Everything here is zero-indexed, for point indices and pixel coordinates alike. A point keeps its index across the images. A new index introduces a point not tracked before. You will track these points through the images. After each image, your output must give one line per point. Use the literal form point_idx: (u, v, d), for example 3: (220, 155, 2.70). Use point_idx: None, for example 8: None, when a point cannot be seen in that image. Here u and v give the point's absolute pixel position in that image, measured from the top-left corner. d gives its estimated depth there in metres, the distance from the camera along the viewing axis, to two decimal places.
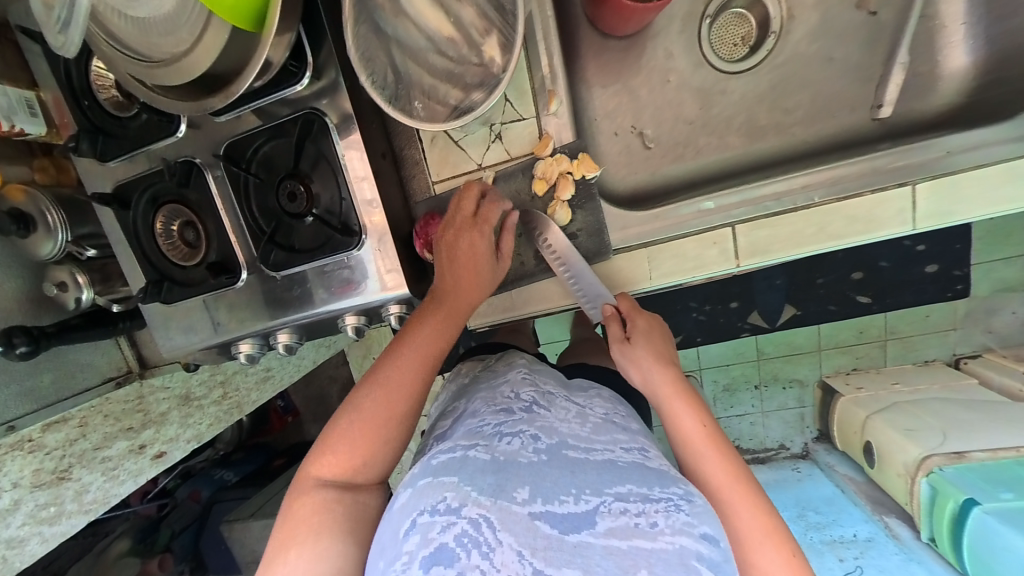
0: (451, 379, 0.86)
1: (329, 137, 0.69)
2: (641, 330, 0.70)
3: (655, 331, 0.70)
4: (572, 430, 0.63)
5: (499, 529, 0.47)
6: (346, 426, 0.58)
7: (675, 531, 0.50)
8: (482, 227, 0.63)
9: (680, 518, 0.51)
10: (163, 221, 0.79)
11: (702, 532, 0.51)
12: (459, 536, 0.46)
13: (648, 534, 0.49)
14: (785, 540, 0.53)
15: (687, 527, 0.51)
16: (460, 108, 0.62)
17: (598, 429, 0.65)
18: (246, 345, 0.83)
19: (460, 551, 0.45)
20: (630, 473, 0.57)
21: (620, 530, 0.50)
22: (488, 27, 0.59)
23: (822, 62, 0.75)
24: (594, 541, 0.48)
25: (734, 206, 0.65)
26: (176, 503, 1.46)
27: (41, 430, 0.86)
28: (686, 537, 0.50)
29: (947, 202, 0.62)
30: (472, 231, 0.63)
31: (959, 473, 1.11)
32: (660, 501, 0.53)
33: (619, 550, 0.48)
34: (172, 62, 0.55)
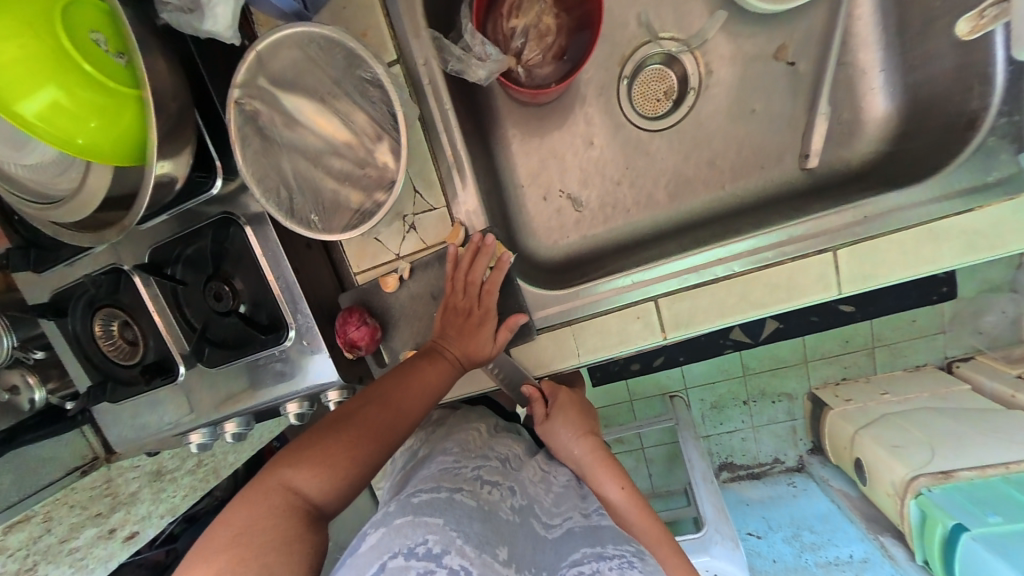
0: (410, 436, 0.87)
1: (244, 237, 0.70)
2: (563, 403, 0.81)
3: (572, 406, 0.81)
4: (539, 499, 0.71)
5: None
6: (317, 449, 0.55)
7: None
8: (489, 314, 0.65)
9: (632, 574, 0.57)
10: (102, 326, 0.79)
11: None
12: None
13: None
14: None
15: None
16: (362, 211, 0.60)
17: (559, 499, 0.73)
18: (196, 434, 0.84)
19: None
20: (583, 538, 0.64)
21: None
22: (379, 131, 0.58)
23: (746, 115, 0.73)
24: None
25: (651, 281, 0.64)
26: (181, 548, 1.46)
27: (4, 531, 0.89)
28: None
29: (865, 268, 0.60)
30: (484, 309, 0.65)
31: (946, 494, 1.07)
32: (613, 559, 0.59)
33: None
34: (67, 199, 0.55)
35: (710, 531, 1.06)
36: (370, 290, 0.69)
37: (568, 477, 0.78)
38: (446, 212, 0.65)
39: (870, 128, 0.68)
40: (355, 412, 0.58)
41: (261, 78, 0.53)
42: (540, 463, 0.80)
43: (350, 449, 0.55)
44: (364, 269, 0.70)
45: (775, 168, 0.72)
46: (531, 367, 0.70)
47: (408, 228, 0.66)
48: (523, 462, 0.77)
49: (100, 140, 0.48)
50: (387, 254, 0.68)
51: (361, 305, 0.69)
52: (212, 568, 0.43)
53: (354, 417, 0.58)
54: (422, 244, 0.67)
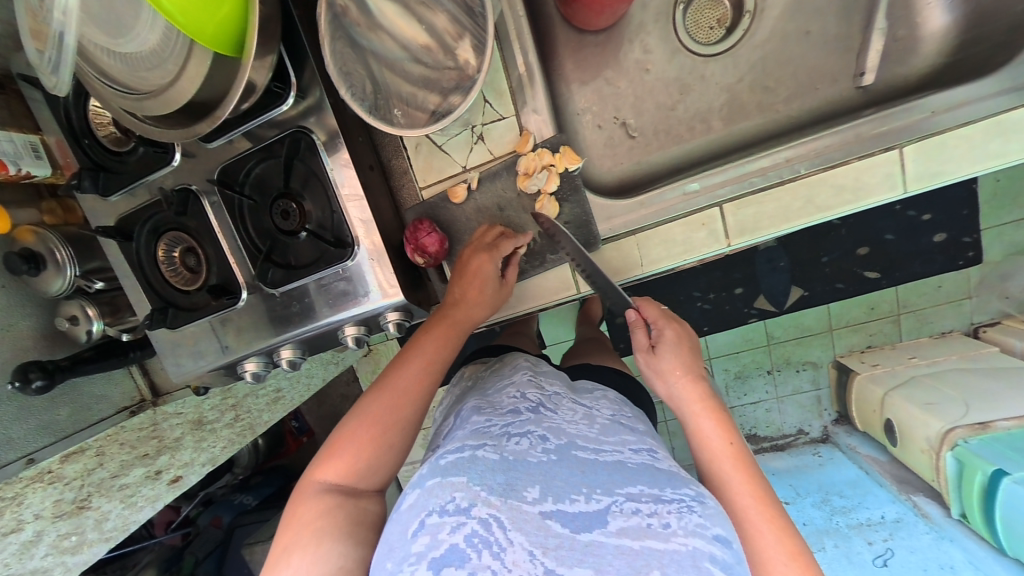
0: (453, 384, 0.87)
1: (316, 152, 0.72)
2: (668, 340, 0.73)
3: (682, 341, 0.73)
4: (580, 430, 0.62)
5: (509, 529, 0.46)
6: (341, 442, 0.59)
7: (688, 532, 0.47)
8: (493, 254, 0.66)
9: (693, 519, 0.48)
10: (164, 249, 0.81)
11: (715, 534, 0.47)
12: (470, 536, 0.45)
13: (661, 535, 0.46)
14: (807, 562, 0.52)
15: (700, 529, 0.48)
16: (439, 112, 0.63)
17: (607, 431, 0.64)
18: (252, 362, 0.84)
19: (470, 552, 0.44)
20: (640, 474, 0.55)
21: (631, 530, 0.47)
22: (461, 31, 0.60)
23: (801, 37, 0.74)
24: (605, 541, 0.46)
25: (722, 184, 0.65)
26: (200, 530, 1.45)
27: (60, 461, 0.87)
28: (699, 539, 0.46)
29: (934, 164, 0.61)
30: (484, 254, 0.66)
31: (983, 445, 1.08)
32: (671, 501, 0.50)
33: (631, 550, 0.45)
34: (159, 93, 0.58)
35: None
36: (437, 203, 0.71)
37: (614, 410, 0.71)
38: (516, 121, 0.67)
39: (924, 46, 0.70)
40: (369, 398, 0.61)
41: None
42: (578, 402, 0.72)
43: (361, 436, 0.58)
44: (431, 183, 0.72)
45: (829, 89, 0.74)
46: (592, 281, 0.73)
47: (478, 138, 0.68)
48: (560, 403, 0.69)
49: (207, 20, 0.50)
50: (455, 166, 0.70)
51: (429, 217, 0.71)
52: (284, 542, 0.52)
53: (368, 406, 0.60)
54: (490, 155, 0.69)
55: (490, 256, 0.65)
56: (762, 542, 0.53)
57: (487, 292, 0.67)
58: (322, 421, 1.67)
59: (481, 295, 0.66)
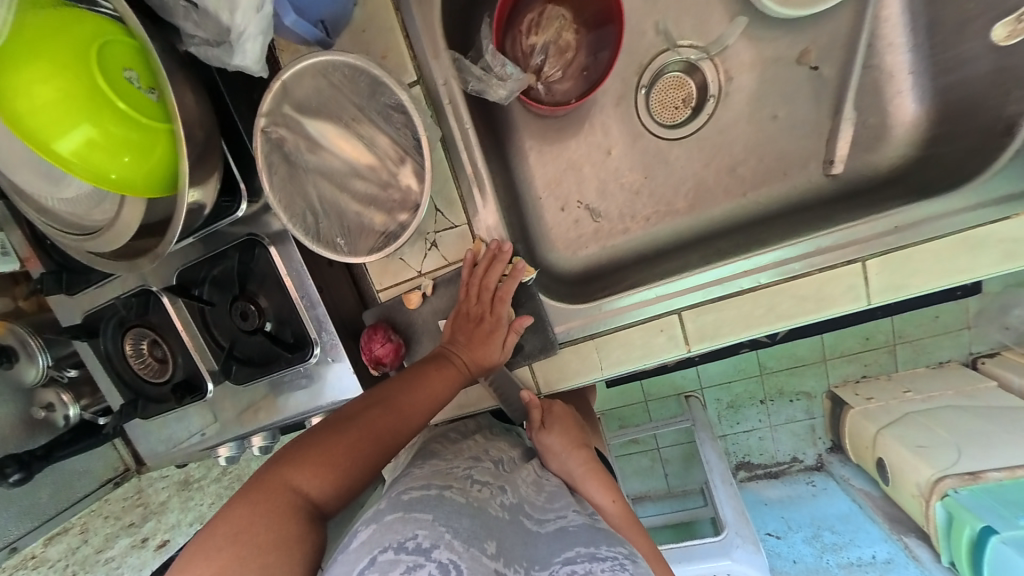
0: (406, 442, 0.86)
1: (269, 257, 0.72)
2: (555, 416, 0.77)
3: (567, 418, 0.78)
4: (529, 496, 0.65)
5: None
6: (323, 449, 0.52)
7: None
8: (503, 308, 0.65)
9: (626, 575, 0.50)
10: (132, 343, 0.81)
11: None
12: None
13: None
14: None
15: None
16: (386, 233, 0.61)
17: (552, 499, 0.67)
18: (225, 448, 0.85)
19: None
20: (578, 536, 0.58)
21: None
22: (402, 153, 0.59)
23: (768, 121, 0.72)
24: None
25: (678, 293, 0.64)
26: None
27: (42, 545, 0.94)
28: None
29: (900, 276, 0.58)
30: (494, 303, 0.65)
31: (973, 497, 1.05)
32: (605, 559, 0.52)
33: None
34: (105, 228, 0.56)
35: (731, 534, 1.06)
36: (394, 306, 0.70)
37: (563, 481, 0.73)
38: (468, 229, 0.66)
39: (897, 132, 0.67)
40: (365, 411, 0.57)
41: (286, 105, 0.54)
42: (532, 464, 0.74)
43: (348, 450, 0.53)
44: (387, 286, 0.70)
45: (799, 175, 0.71)
46: (551, 382, 0.71)
47: (430, 246, 0.67)
48: (517, 466, 0.72)
49: (136, 168, 0.49)
50: (409, 271, 0.69)
51: (385, 322, 0.70)
52: (210, 568, 0.41)
53: (365, 419, 0.56)
54: (443, 261, 0.67)
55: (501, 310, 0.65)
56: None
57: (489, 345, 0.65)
58: None
59: (488, 343, 0.65)
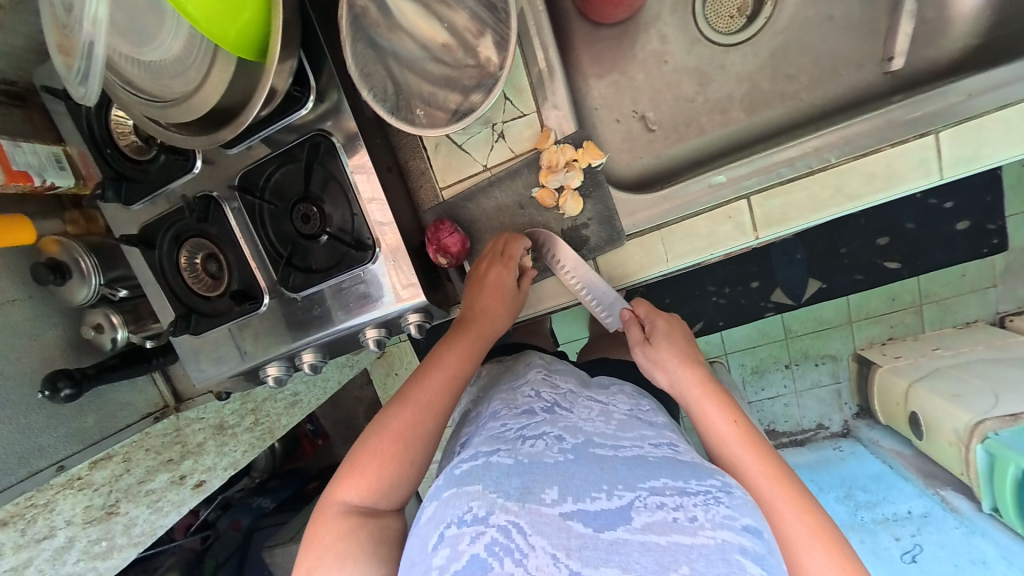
0: (471, 382, 0.85)
1: (336, 156, 0.71)
2: (660, 331, 0.73)
3: (675, 331, 0.73)
4: (598, 428, 0.60)
5: (530, 533, 0.45)
6: (360, 460, 0.58)
7: (716, 525, 0.46)
8: (510, 263, 0.66)
9: (720, 511, 0.48)
10: (187, 257, 0.82)
11: (744, 525, 0.47)
12: (490, 544, 0.45)
13: (687, 529, 0.46)
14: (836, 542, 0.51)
15: (728, 520, 0.47)
16: (460, 111, 0.61)
17: (624, 427, 0.63)
18: (273, 367, 0.84)
19: (492, 560, 0.44)
20: (662, 468, 0.54)
21: (656, 526, 0.46)
22: (481, 28, 0.60)
23: (823, 23, 0.72)
24: (631, 538, 0.45)
25: (747, 176, 0.64)
26: (219, 534, 1.50)
27: (88, 467, 0.89)
28: (728, 531, 0.46)
29: (972, 148, 0.59)
30: (501, 265, 0.66)
31: (1015, 436, 1.03)
32: (697, 494, 0.49)
33: (657, 546, 0.44)
34: (182, 100, 0.57)
35: None
36: (458, 203, 0.71)
37: (631, 406, 0.69)
38: (536, 118, 0.66)
39: (953, 27, 0.68)
40: (390, 410, 0.60)
41: None
42: (594, 398, 0.70)
43: (383, 454, 0.57)
44: (450, 183, 0.71)
45: (854, 76, 0.72)
46: (615, 278, 0.71)
47: (498, 137, 0.68)
48: (574, 403, 0.67)
49: (231, 25, 0.50)
50: (475, 165, 0.69)
51: (450, 218, 0.71)
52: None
53: (387, 422, 0.59)
54: (510, 153, 0.68)
55: (508, 265, 0.65)
56: (782, 516, 0.53)
57: (507, 297, 0.67)
58: (337, 424, 1.68)
59: (502, 306, 0.66)
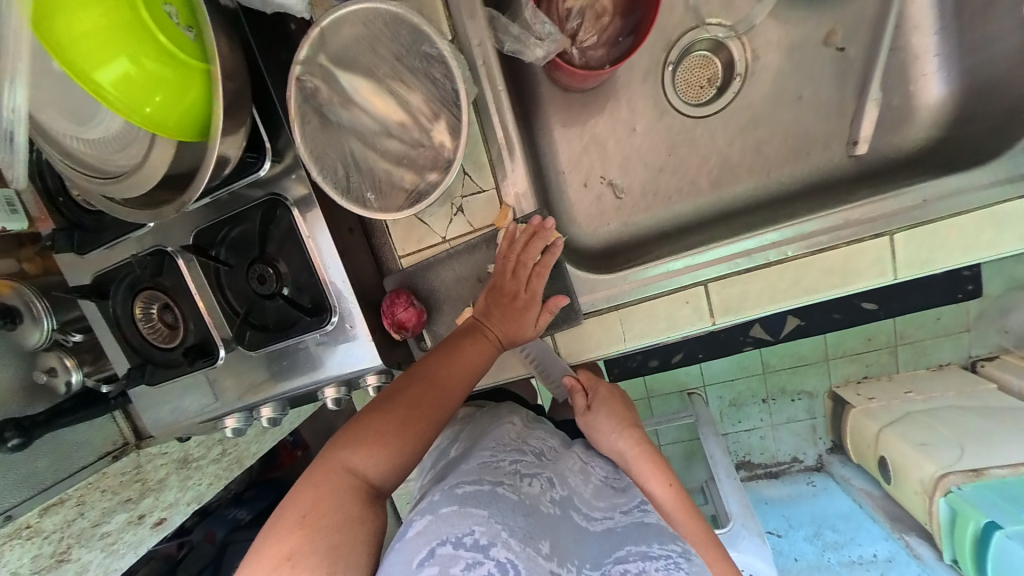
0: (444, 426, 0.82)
1: (292, 219, 0.70)
2: (601, 398, 0.79)
3: (614, 399, 0.79)
4: (578, 489, 0.65)
5: None
6: (373, 430, 0.54)
7: None
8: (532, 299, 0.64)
9: None
10: (142, 307, 0.80)
11: None
12: None
13: None
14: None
15: None
16: (415, 191, 0.60)
17: (599, 492, 0.67)
18: (233, 418, 0.83)
19: None
20: (630, 534, 0.58)
21: None
22: (437, 109, 0.58)
23: (792, 101, 0.72)
24: None
25: (703, 264, 0.63)
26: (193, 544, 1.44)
27: (38, 515, 0.88)
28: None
29: (927, 251, 0.59)
30: (526, 283, 0.63)
31: (978, 492, 1.04)
32: (660, 559, 0.54)
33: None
34: (126, 175, 0.55)
35: (737, 526, 1.06)
36: (416, 272, 0.70)
37: (607, 471, 0.72)
38: (495, 193, 0.65)
39: (919, 116, 0.68)
40: (407, 391, 0.57)
41: (322, 56, 0.53)
42: (574, 452, 0.74)
43: (395, 433, 0.55)
44: (410, 252, 0.70)
45: (821, 156, 0.72)
46: (573, 352, 0.70)
47: (457, 211, 0.66)
48: (558, 454, 0.71)
49: (170, 112, 0.49)
50: (434, 237, 0.68)
51: (408, 287, 0.69)
52: (280, 552, 0.44)
53: (402, 399, 0.57)
54: (469, 227, 0.67)
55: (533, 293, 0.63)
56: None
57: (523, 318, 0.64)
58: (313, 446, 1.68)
59: (521, 318, 0.64)
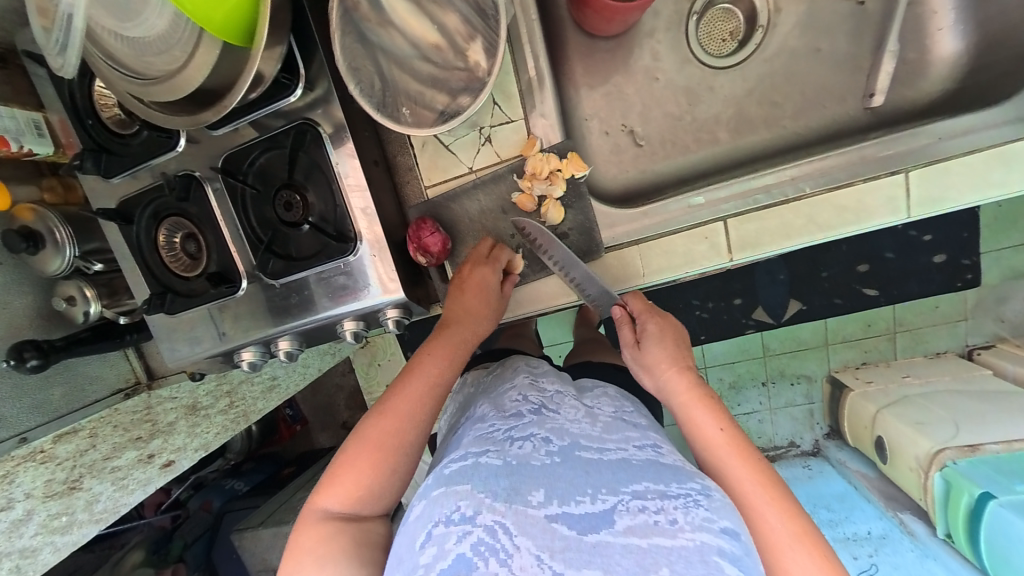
0: (456, 389, 0.85)
1: (320, 145, 0.71)
2: (652, 334, 0.67)
3: (667, 333, 0.67)
4: (583, 429, 0.61)
5: (515, 534, 0.46)
6: (339, 469, 0.57)
7: (695, 527, 0.46)
8: (495, 266, 0.67)
9: (699, 514, 0.48)
10: (165, 235, 0.81)
11: (722, 527, 0.47)
12: (476, 544, 0.45)
13: (667, 532, 0.46)
14: (818, 544, 0.49)
15: (708, 522, 0.47)
16: (446, 112, 0.63)
17: (610, 428, 0.63)
18: (248, 352, 0.84)
19: (478, 560, 0.44)
20: (646, 470, 0.54)
21: (638, 528, 0.47)
22: (472, 32, 0.60)
23: (811, 54, 0.74)
24: (613, 541, 0.46)
25: (722, 200, 0.65)
26: (188, 514, 1.50)
27: (53, 440, 0.87)
28: (706, 533, 0.46)
29: (939, 189, 0.61)
30: (482, 267, 0.68)
31: (972, 466, 1.05)
32: (677, 497, 0.49)
33: (639, 549, 0.45)
34: (164, 79, 0.57)
35: None
36: (440, 203, 0.72)
37: (616, 407, 0.69)
38: (523, 125, 0.67)
39: (933, 69, 0.70)
40: (373, 418, 0.59)
41: None
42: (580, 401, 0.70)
43: (370, 465, 0.57)
44: (435, 182, 0.72)
45: (837, 108, 0.74)
46: (592, 287, 0.72)
47: (484, 140, 0.69)
48: (562, 402, 0.68)
49: (218, 10, 0.50)
50: (461, 166, 0.70)
51: (432, 216, 0.71)
52: None
53: (371, 432, 0.58)
54: (496, 157, 0.69)
55: (493, 267, 0.67)
56: (763, 519, 0.51)
57: (490, 304, 0.67)
58: (317, 412, 1.69)
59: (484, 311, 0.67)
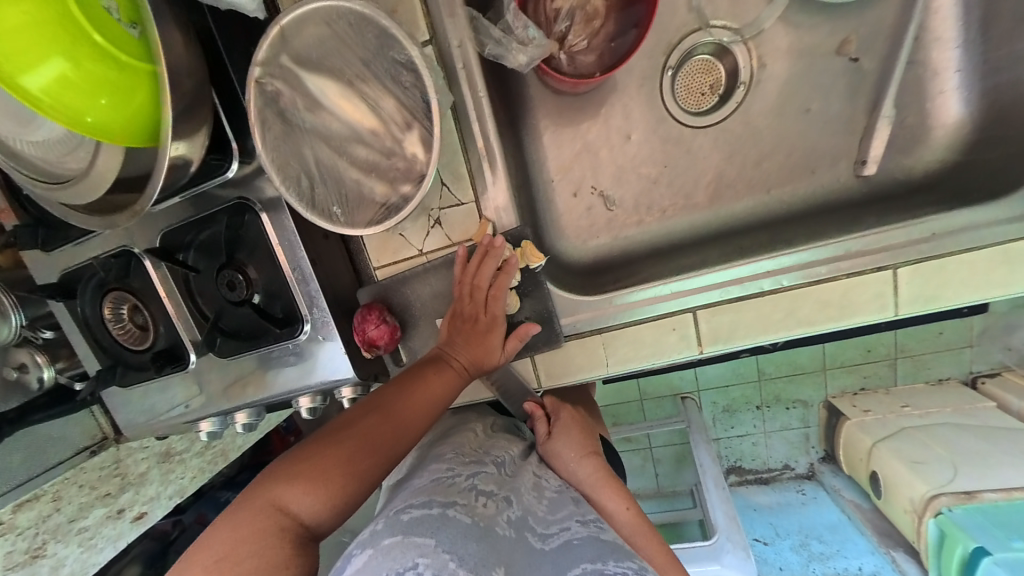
0: None
1: (260, 224, 0.66)
2: (562, 424, 0.74)
3: (575, 425, 0.74)
4: (534, 506, 0.58)
5: None
6: (312, 464, 0.48)
7: None
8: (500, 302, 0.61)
9: None
10: (111, 308, 0.76)
11: None
12: None
13: None
14: None
15: None
16: (387, 205, 0.57)
17: (555, 504, 0.61)
18: (206, 422, 0.79)
19: None
20: (585, 549, 0.52)
21: None
22: (409, 120, 0.55)
23: (800, 114, 0.67)
24: None
25: (689, 292, 0.60)
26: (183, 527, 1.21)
27: (11, 511, 0.84)
28: None
29: (933, 287, 0.55)
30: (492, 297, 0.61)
31: (967, 515, 0.93)
32: None
33: None
34: (79, 179, 0.52)
35: (722, 538, 0.91)
36: (391, 286, 0.67)
37: (562, 483, 0.67)
38: (474, 207, 0.62)
39: (935, 136, 0.63)
40: (364, 420, 0.53)
41: (285, 56, 0.50)
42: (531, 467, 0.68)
43: (350, 467, 0.49)
44: (385, 264, 0.67)
45: (827, 174, 0.67)
46: (552, 376, 0.68)
47: (434, 223, 0.64)
48: (517, 470, 0.65)
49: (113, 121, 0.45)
50: (411, 249, 0.65)
51: (381, 300, 0.67)
52: None
53: (360, 432, 0.52)
54: (447, 240, 0.64)
55: (500, 306, 0.61)
56: None
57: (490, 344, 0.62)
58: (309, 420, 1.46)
59: (484, 350, 0.62)
